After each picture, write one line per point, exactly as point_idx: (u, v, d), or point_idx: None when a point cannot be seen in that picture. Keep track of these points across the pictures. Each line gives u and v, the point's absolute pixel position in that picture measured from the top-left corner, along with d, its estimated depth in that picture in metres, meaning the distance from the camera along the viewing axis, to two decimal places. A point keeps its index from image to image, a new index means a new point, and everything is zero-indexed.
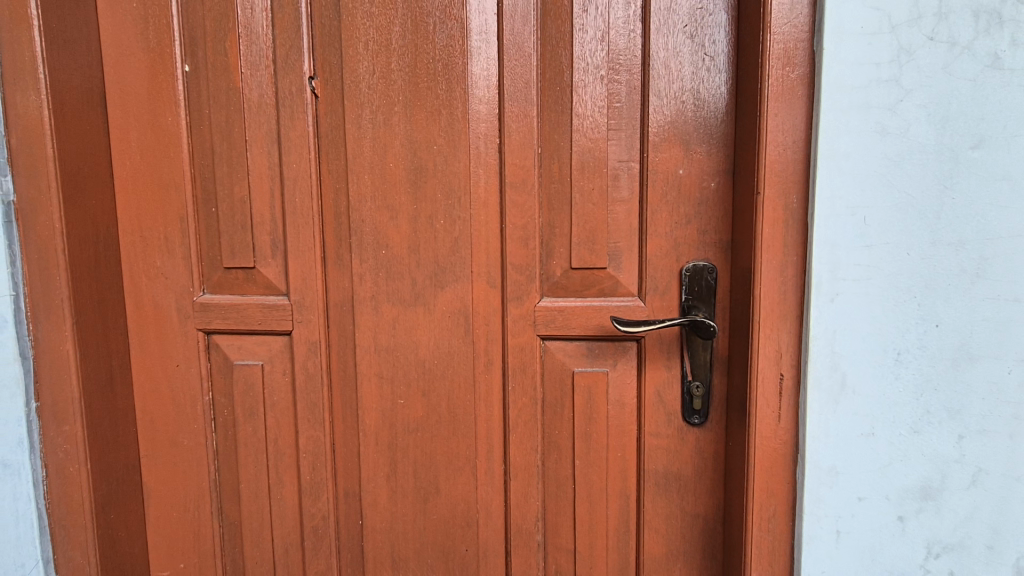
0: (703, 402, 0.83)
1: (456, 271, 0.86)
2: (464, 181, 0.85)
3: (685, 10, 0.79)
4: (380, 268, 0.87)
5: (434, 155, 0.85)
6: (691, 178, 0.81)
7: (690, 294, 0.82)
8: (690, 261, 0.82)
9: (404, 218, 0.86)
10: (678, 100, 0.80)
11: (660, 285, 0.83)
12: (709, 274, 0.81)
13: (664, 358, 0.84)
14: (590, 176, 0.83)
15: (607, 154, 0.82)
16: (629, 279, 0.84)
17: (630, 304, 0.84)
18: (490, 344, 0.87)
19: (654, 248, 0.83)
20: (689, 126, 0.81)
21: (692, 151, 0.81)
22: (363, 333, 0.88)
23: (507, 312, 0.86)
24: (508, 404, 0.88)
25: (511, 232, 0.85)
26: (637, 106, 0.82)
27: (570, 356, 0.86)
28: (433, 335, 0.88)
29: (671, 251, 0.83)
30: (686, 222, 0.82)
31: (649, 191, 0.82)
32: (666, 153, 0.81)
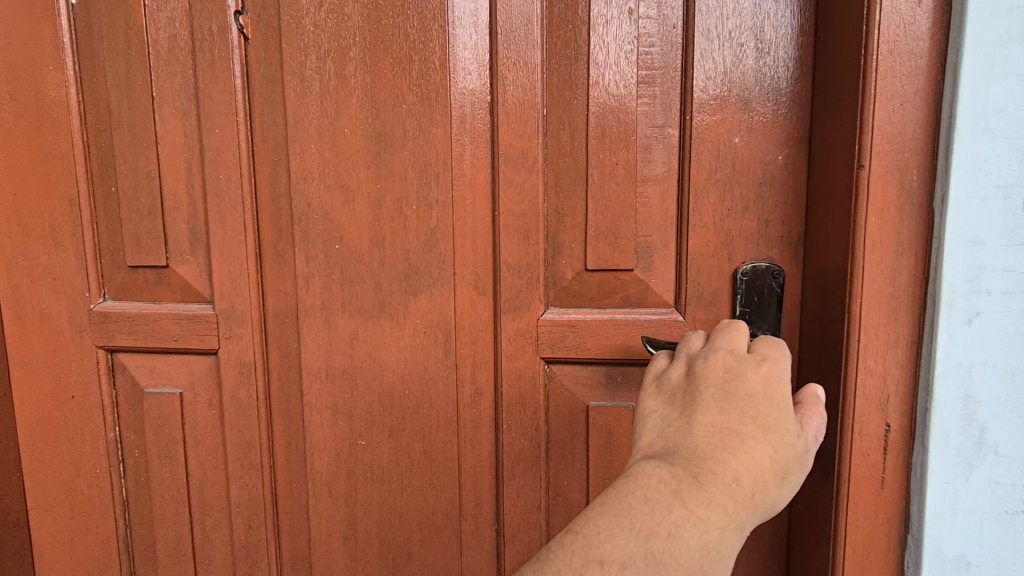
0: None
1: (432, 273, 0.65)
2: (443, 152, 0.63)
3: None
4: (332, 268, 0.66)
5: (404, 117, 0.63)
6: (751, 149, 0.60)
7: (747, 305, 0.61)
8: (749, 261, 0.61)
9: (363, 202, 0.65)
10: (733, 42, 0.59)
11: (705, 293, 0.62)
12: (775, 279, 0.60)
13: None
14: (612, 146, 0.61)
15: (636, 118, 0.61)
16: (663, 285, 0.63)
17: (664, 319, 0.63)
18: (477, 368, 0.67)
19: (698, 244, 0.62)
20: (748, 78, 0.59)
21: (751, 113, 0.60)
22: (313, 352, 0.67)
23: (501, 328, 0.65)
24: (501, 447, 0.67)
25: (506, 221, 0.63)
26: (679, 50, 0.60)
27: (583, 385, 0.66)
28: (403, 357, 0.67)
29: (722, 248, 0.61)
30: (743, 209, 0.60)
31: (693, 166, 0.61)
32: (716, 116, 0.60)
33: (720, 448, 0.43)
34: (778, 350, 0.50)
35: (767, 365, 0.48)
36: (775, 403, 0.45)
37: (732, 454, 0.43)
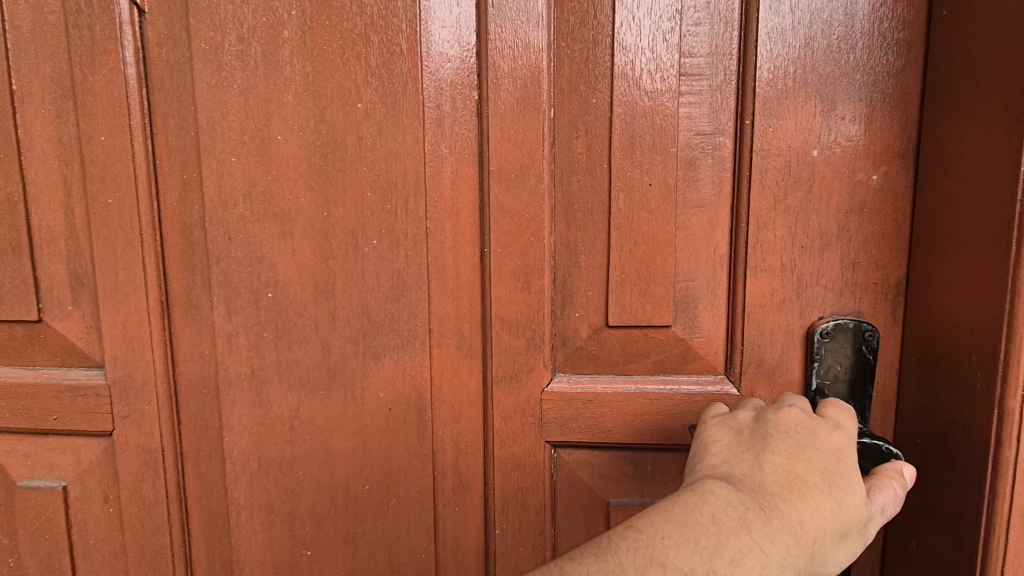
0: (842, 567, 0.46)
1: (399, 330, 0.48)
2: (413, 169, 0.46)
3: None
4: (265, 324, 0.49)
5: (358, 120, 0.46)
6: (837, 164, 0.43)
7: (828, 377, 0.45)
8: (829, 315, 0.45)
9: (304, 234, 0.48)
10: (813, 16, 0.42)
11: (769, 359, 0.46)
12: (866, 341, 0.44)
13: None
14: (643, 160, 0.45)
15: (676, 121, 0.45)
16: (710, 346, 0.47)
17: (714, 392, 0.47)
18: (461, 454, 0.50)
19: (759, 293, 0.45)
20: (833, 67, 0.43)
21: (838, 114, 0.43)
22: (236, 442, 0.51)
23: (492, 403, 0.49)
24: (493, 554, 0.51)
25: (498, 261, 0.47)
26: (735, 28, 0.44)
27: (601, 476, 0.50)
28: (358, 441, 0.50)
29: (792, 299, 0.45)
30: (824, 246, 0.44)
31: (754, 188, 0.44)
32: (788, 119, 0.43)
33: (792, 489, 0.34)
34: (845, 411, 0.40)
35: (842, 420, 0.38)
36: (847, 459, 0.35)
37: (801, 504, 0.33)
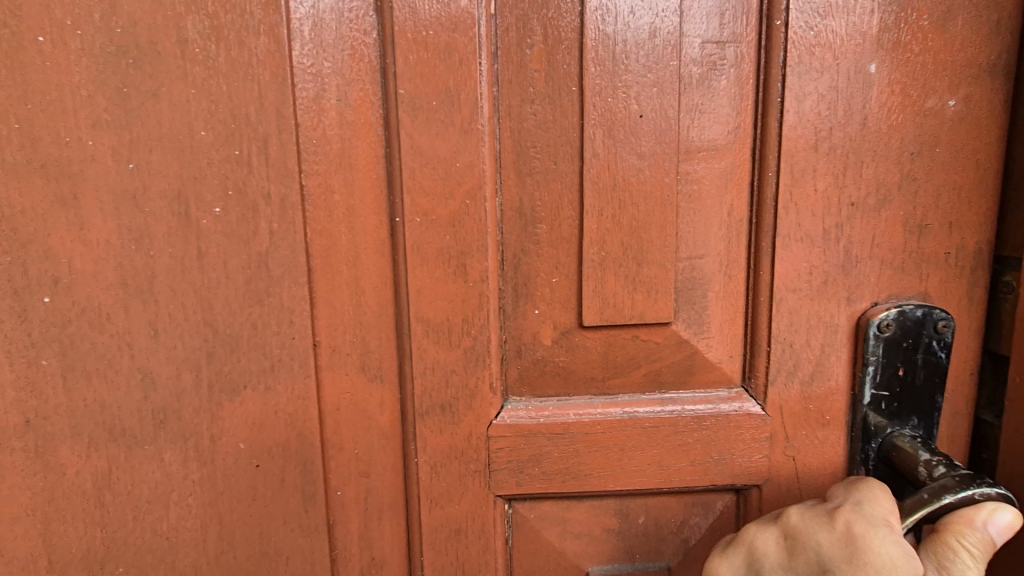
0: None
1: (266, 346, 0.31)
2: (276, 92, 0.29)
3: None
4: (44, 347, 0.31)
5: (178, 12, 0.28)
6: (902, 87, 0.30)
7: (885, 388, 0.32)
8: (886, 299, 0.32)
9: (102, 202, 0.30)
10: None
11: (804, 362, 0.33)
12: (936, 335, 0.32)
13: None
14: (633, 81, 0.30)
15: (677, 21, 0.30)
16: (722, 347, 0.33)
17: (730, 414, 0.33)
18: (372, 521, 0.34)
19: (794, 271, 0.32)
20: None
21: (908, 11, 0.30)
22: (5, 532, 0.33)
23: (417, 447, 0.33)
24: None
25: (417, 236, 0.31)
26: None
27: (574, 537, 0.35)
28: (213, 515, 0.33)
29: (838, 279, 0.32)
30: (882, 203, 0.31)
31: (789, 119, 0.30)
32: (837, 18, 0.30)
33: None
34: (874, 488, 0.29)
35: (860, 503, 0.27)
36: (882, 567, 0.25)
37: None
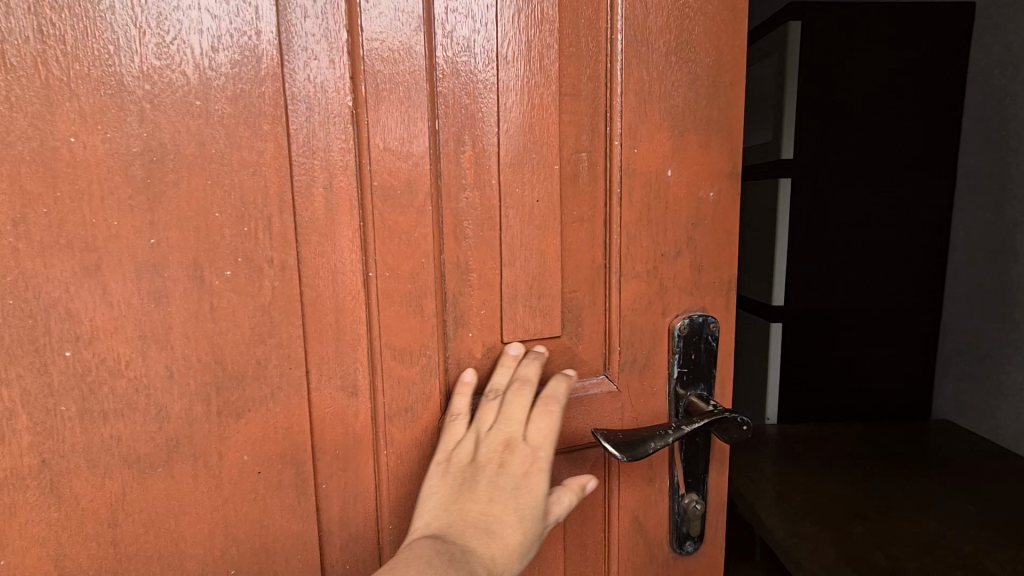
0: (701, 523, 0.53)
1: (267, 377, 0.40)
2: (278, 184, 0.39)
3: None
4: (63, 395, 0.36)
5: (197, 123, 0.36)
6: (686, 184, 0.50)
7: (685, 367, 0.52)
8: (683, 312, 0.51)
9: (124, 271, 0.36)
10: (665, 54, 0.47)
11: (639, 355, 0.51)
12: (710, 332, 0.52)
13: (645, 469, 0.52)
14: (531, 178, 0.45)
15: (557, 140, 0.46)
16: (591, 350, 0.50)
17: (597, 392, 0.50)
18: (349, 504, 0.44)
19: (631, 298, 0.50)
20: (682, 98, 0.48)
21: (687, 140, 0.49)
22: (16, 563, 0.37)
23: (385, 442, 0.44)
24: None
25: (386, 286, 0.42)
26: (608, 55, 0.46)
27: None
28: (218, 518, 0.40)
29: (657, 301, 0.50)
30: (678, 254, 0.50)
31: (624, 203, 0.48)
32: (649, 142, 0.48)
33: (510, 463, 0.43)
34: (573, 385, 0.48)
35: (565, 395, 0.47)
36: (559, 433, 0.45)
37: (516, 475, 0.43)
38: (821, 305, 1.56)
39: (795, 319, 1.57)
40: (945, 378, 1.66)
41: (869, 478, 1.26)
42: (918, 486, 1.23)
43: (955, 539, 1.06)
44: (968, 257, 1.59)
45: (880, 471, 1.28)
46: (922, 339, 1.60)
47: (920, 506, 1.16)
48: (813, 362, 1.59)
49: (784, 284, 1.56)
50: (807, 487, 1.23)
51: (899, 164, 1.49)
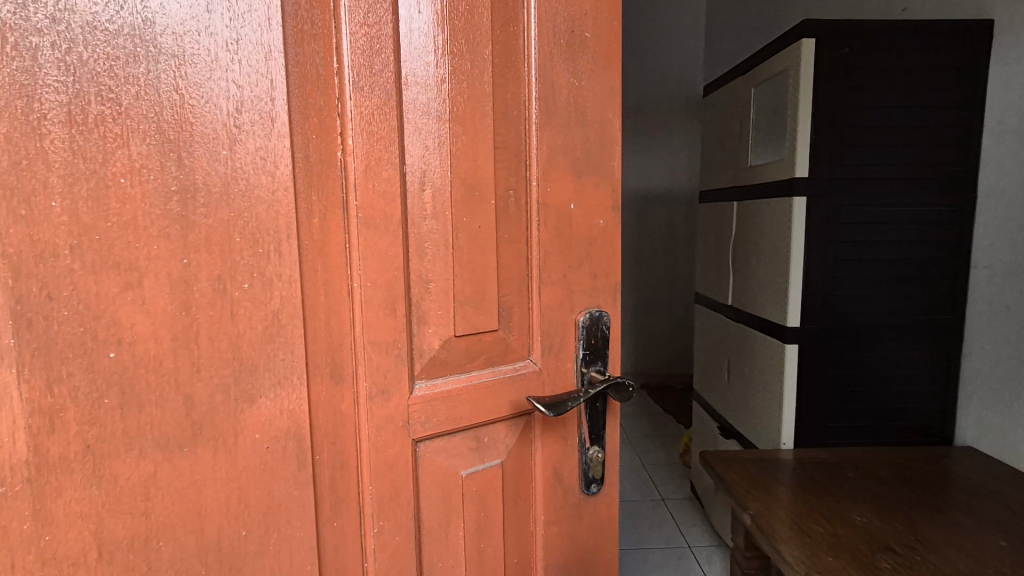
0: (601, 468, 0.71)
1: (276, 368, 0.50)
2: (286, 214, 0.49)
3: (575, 6, 0.64)
4: (106, 390, 0.43)
5: (225, 168, 0.46)
6: (583, 213, 0.67)
7: (587, 349, 0.69)
8: (585, 309, 0.68)
9: (161, 286, 0.45)
10: (566, 118, 0.64)
11: (554, 342, 0.67)
12: (604, 324, 0.70)
13: (559, 430, 0.69)
14: (473, 209, 0.60)
15: (491, 181, 0.61)
16: (519, 339, 0.65)
17: (524, 372, 0.65)
18: (338, 471, 0.55)
19: (548, 298, 0.66)
20: (578, 151, 0.66)
21: (582, 181, 0.67)
22: (61, 538, 0.43)
23: (367, 417, 0.56)
24: (370, 552, 0.57)
25: (367, 293, 0.54)
26: (527, 119, 0.63)
27: (454, 457, 0.62)
28: (234, 488, 0.49)
29: (566, 301, 0.67)
30: (578, 265, 0.68)
31: (540, 227, 0.64)
32: (557, 182, 0.65)
33: None
34: None
35: None
36: None
37: None
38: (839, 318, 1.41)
39: (810, 340, 1.42)
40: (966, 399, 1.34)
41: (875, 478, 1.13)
42: (966, 508, 1.00)
43: (991, 531, 0.94)
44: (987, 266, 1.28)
45: (885, 478, 1.12)
46: (917, 356, 1.37)
47: (933, 519, 0.97)
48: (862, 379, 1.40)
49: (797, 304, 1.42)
50: (825, 503, 1.03)
51: (923, 152, 1.32)
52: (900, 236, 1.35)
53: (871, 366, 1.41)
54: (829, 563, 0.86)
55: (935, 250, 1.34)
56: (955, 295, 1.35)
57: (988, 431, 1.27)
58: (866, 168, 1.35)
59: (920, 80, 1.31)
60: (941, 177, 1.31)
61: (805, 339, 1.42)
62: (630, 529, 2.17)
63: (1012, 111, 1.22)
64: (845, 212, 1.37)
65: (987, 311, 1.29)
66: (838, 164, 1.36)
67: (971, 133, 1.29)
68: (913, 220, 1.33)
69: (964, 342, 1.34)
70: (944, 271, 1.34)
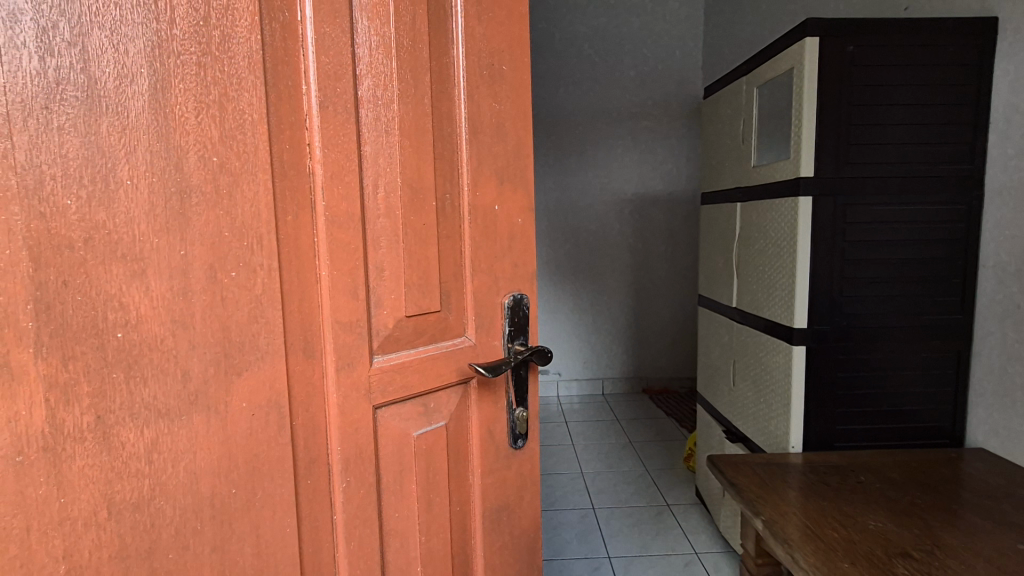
0: (526, 424, 0.84)
1: (258, 347, 0.57)
2: (267, 213, 0.57)
3: (494, 44, 0.77)
4: (114, 364, 0.49)
5: (217, 173, 0.54)
6: (504, 213, 0.80)
7: (510, 326, 0.82)
8: (509, 293, 0.81)
9: (160, 275, 0.51)
10: (490, 134, 0.77)
11: (485, 321, 0.79)
12: (523, 304, 0.83)
13: (490, 395, 0.81)
14: (418, 210, 0.71)
15: (432, 185, 0.72)
16: (457, 319, 0.77)
17: (461, 345, 0.77)
18: (311, 437, 0.63)
19: (479, 284, 0.78)
20: (500, 162, 0.79)
21: (505, 186, 0.80)
22: (74, 499, 0.48)
23: (335, 387, 0.64)
24: (338, 507, 0.66)
25: (334, 280, 0.63)
26: (458, 136, 0.75)
27: (406, 420, 0.72)
28: (224, 451, 0.56)
29: (495, 286, 0.80)
30: (504, 257, 0.81)
31: (471, 223, 0.77)
32: (484, 186, 0.78)
33: None
34: None
35: None
36: None
37: None
38: (847, 324, 1.55)
39: (818, 342, 1.55)
40: (977, 401, 1.50)
41: (886, 487, 1.26)
42: (978, 511, 1.15)
43: (1007, 530, 1.08)
44: (996, 275, 1.44)
45: (897, 485, 1.27)
46: (925, 360, 1.53)
47: (953, 523, 1.10)
48: (868, 381, 1.56)
49: (806, 306, 1.55)
50: (843, 513, 1.16)
51: (932, 156, 1.47)
52: (910, 235, 1.49)
53: (882, 353, 1.54)
54: (846, 568, 0.97)
55: (943, 247, 1.50)
56: (964, 293, 1.51)
57: (997, 432, 1.43)
58: (874, 170, 1.48)
59: (923, 85, 1.46)
60: (940, 198, 1.48)
61: (812, 340, 1.55)
62: (635, 535, 2.28)
63: (1011, 144, 1.39)
64: (855, 212, 1.50)
65: (993, 321, 1.45)
66: (845, 165, 1.49)
67: (977, 134, 1.46)
68: (920, 237, 1.49)
69: (972, 345, 1.51)
70: (953, 267, 1.50)
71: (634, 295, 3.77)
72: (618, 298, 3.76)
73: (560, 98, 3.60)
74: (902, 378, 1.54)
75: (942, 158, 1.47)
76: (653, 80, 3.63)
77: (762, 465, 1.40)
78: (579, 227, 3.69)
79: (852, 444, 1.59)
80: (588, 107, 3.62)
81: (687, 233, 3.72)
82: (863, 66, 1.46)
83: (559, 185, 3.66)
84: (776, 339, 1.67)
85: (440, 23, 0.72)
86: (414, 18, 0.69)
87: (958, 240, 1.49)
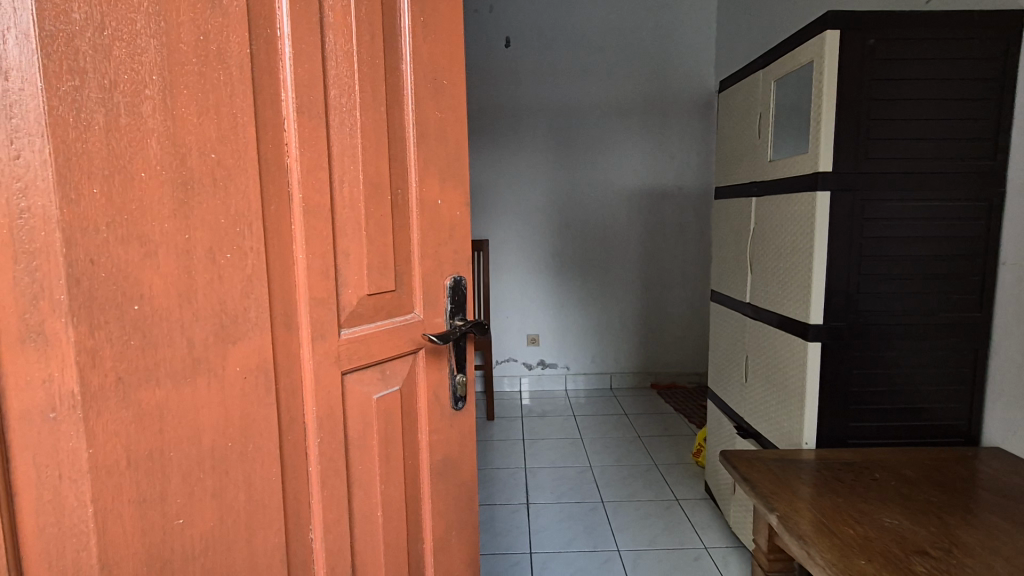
0: (464, 388, 1.02)
1: (249, 319, 0.67)
2: (255, 203, 0.67)
3: (436, 62, 0.91)
4: (132, 333, 0.58)
5: (215, 169, 0.63)
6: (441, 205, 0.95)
7: (452, 303, 0.99)
8: (452, 276, 0.98)
9: (168, 255, 0.60)
10: (432, 138, 0.92)
11: (431, 299, 0.95)
12: (462, 286, 1.00)
13: (435, 362, 0.97)
14: (377, 203, 0.83)
15: (387, 181, 0.85)
16: (406, 298, 0.91)
17: (411, 320, 0.91)
18: (292, 398, 0.74)
19: (426, 268, 0.93)
20: (439, 164, 0.94)
21: (446, 184, 0.96)
22: (99, 450, 0.56)
23: (310, 355, 0.75)
24: (314, 459, 0.77)
25: (311, 263, 0.74)
26: (408, 139, 0.88)
27: (368, 385, 0.85)
28: (222, 409, 0.65)
29: (439, 268, 0.95)
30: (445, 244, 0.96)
31: (420, 215, 0.91)
32: (428, 183, 0.92)
33: None
34: None
35: None
36: None
37: None
38: (863, 321, 1.58)
39: (835, 338, 1.58)
40: (993, 401, 1.53)
41: (901, 486, 1.29)
42: (995, 510, 1.18)
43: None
44: (1016, 274, 1.47)
45: (912, 483, 1.31)
46: (941, 357, 1.56)
47: (968, 522, 1.13)
48: (881, 376, 1.59)
49: (822, 305, 1.58)
50: (858, 510, 1.20)
51: (954, 155, 1.50)
52: (926, 231, 1.52)
53: (895, 349, 1.58)
54: (863, 565, 1.01)
55: (961, 246, 1.52)
56: (983, 293, 1.53)
57: (1013, 431, 1.47)
58: (894, 167, 1.51)
59: (946, 81, 1.49)
60: (960, 198, 1.50)
61: (828, 337, 1.58)
62: (643, 529, 2.34)
63: None
64: (872, 208, 1.53)
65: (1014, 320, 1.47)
66: (863, 161, 1.51)
67: (1000, 133, 1.48)
68: (938, 236, 1.52)
69: (991, 343, 1.54)
70: (972, 266, 1.53)
71: (648, 290, 3.81)
72: (630, 294, 3.81)
73: (570, 94, 3.66)
74: (916, 373, 1.58)
75: (964, 157, 1.49)
76: (666, 75, 3.65)
77: (775, 461, 1.45)
78: (591, 222, 3.75)
79: (866, 441, 1.62)
80: (600, 103, 3.66)
81: (700, 228, 3.76)
82: (882, 59, 1.48)
83: (570, 180, 3.71)
84: (791, 335, 1.71)
85: (393, 42, 0.84)
86: (373, 36, 0.80)
87: (977, 240, 1.52)
